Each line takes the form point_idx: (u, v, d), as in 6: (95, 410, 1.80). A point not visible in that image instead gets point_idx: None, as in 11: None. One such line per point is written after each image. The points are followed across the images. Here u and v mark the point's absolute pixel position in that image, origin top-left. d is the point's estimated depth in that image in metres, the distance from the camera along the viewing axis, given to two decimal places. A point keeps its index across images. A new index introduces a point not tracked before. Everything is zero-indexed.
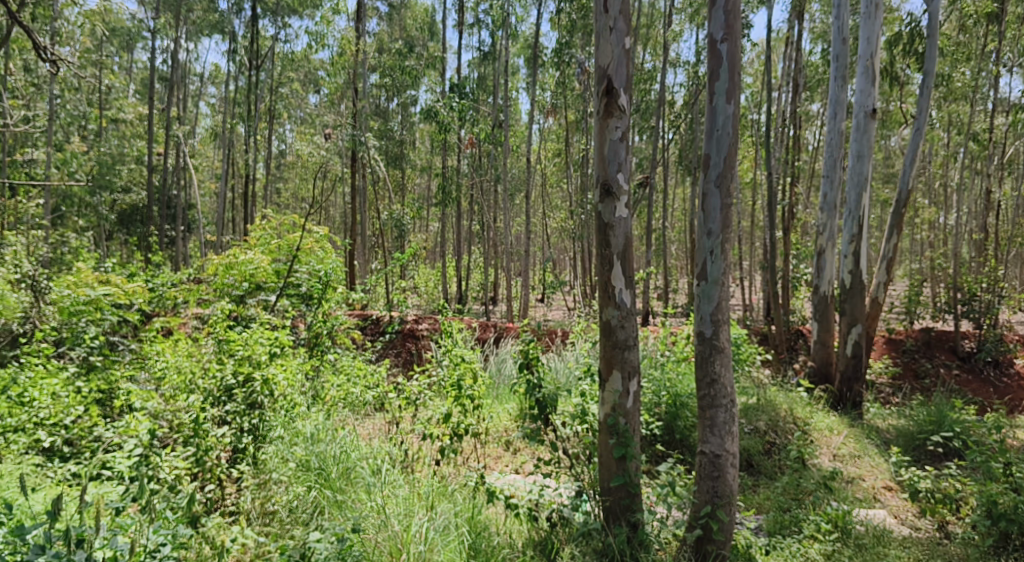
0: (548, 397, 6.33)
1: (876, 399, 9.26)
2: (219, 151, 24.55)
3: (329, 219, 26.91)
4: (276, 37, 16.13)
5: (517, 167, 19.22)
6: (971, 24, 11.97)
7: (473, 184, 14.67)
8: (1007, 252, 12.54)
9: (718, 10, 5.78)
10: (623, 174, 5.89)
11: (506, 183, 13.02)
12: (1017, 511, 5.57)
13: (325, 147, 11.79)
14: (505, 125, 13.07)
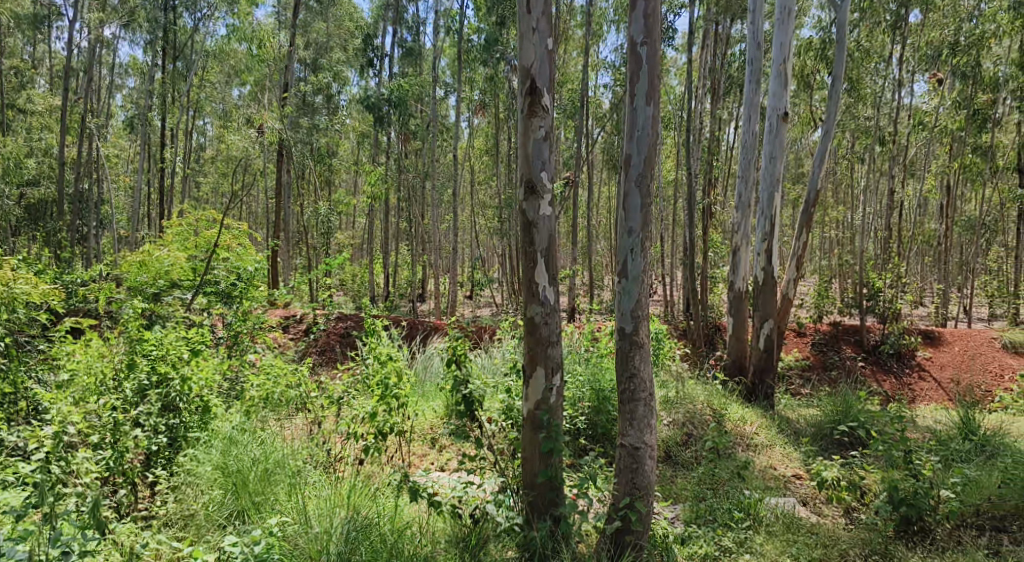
0: (476, 393, 6.47)
1: (787, 391, 9.61)
2: (134, 143, 23.48)
3: (251, 215, 26.14)
4: (196, 27, 15.54)
5: (444, 163, 19.11)
6: (880, 32, 12.50)
7: (402, 180, 14.51)
8: (907, 250, 13.20)
9: (638, 15, 5.92)
10: (546, 173, 5.97)
11: (433, 180, 12.93)
12: (916, 497, 5.81)
13: (243, 142, 11.44)
14: (434, 121, 12.97)
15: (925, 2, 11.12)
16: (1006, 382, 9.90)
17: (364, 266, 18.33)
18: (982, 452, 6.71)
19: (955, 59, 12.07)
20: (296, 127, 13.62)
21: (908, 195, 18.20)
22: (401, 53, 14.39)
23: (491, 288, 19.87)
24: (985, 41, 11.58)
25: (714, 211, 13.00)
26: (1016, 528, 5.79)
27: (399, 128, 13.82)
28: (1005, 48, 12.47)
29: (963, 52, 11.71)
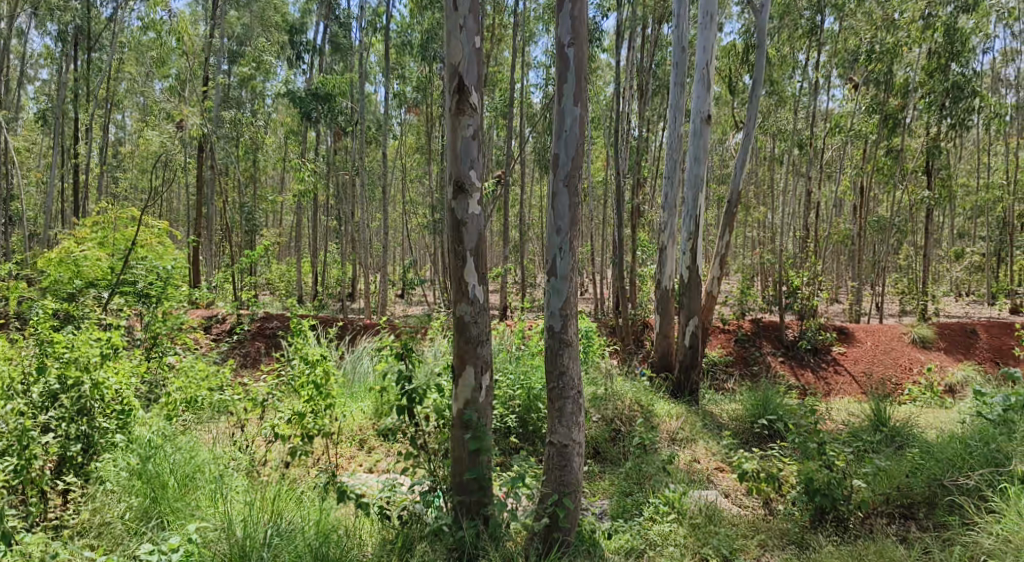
0: (418, 390, 6.16)
1: (711, 387, 9.87)
2: (43, 136, 22.33)
3: (171, 212, 25.23)
4: (113, 17, 14.90)
5: (373, 161, 18.90)
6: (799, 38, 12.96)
7: (331, 177, 14.26)
8: (823, 249, 13.73)
9: (565, 16, 5.97)
10: (475, 171, 5.97)
11: (362, 178, 12.76)
12: (829, 486, 6.04)
13: (161, 137, 11.04)
14: (364, 118, 12.80)
15: (840, 10, 11.60)
16: (914, 374, 10.51)
17: (292, 265, 17.99)
18: (892, 442, 7.03)
19: (869, 65, 12.62)
20: (219, 123, 13.26)
21: (826, 196, 18.95)
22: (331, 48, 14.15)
23: (423, 287, 19.78)
24: (897, 50, 12.15)
25: (642, 209, 13.24)
26: (922, 515, 6.08)
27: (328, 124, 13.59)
28: (915, 56, 13.12)
29: (877, 59, 12.32)
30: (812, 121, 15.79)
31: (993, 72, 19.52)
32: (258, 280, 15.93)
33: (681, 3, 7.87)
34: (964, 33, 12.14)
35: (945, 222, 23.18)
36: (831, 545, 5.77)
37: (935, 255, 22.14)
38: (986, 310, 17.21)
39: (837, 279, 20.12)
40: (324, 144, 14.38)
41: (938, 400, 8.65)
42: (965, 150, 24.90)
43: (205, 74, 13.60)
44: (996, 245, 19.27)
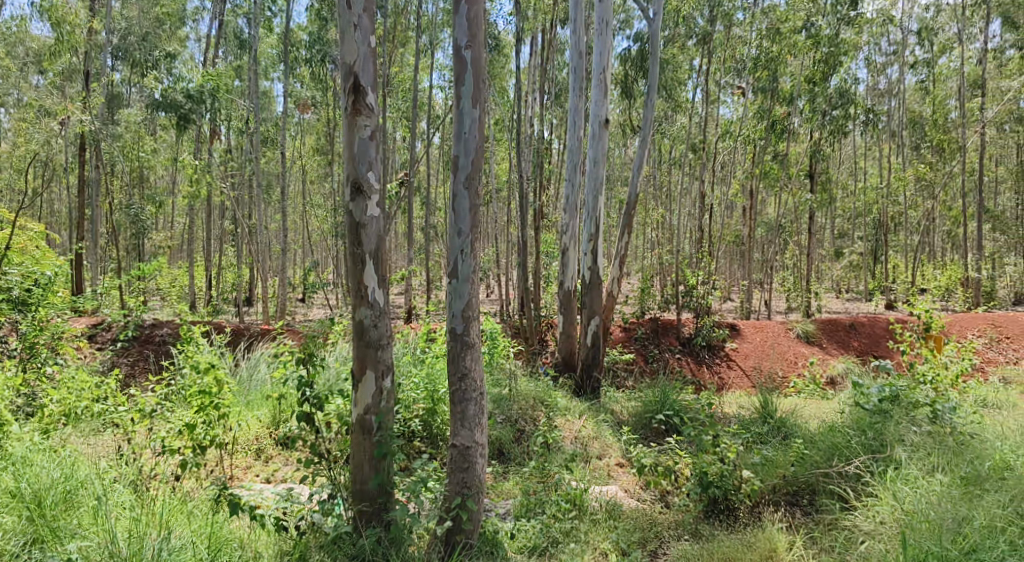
0: (317, 397, 5.87)
1: (612, 384, 10.07)
2: None
3: (51, 215, 23.68)
4: None
5: (271, 160, 18.36)
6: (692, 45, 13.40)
7: (227, 178, 13.77)
8: (716, 249, 14.26)
9: (461, 18, 5.94)
10: (373, 173, 5.87)
11: (257, 179, 12.37)
12: (721, 478, 6.25)
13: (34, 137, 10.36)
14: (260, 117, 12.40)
15: (729, 20, 12.08)
16: (798, 367, 11.11)
17: (185, 269, 17.25)
18: (778, 433, 7.35)
19: (756, 72, 13.21)
20: (103, 120, 12.56)
21: (720, 198, 19.75)
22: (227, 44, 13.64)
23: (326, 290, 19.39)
24: (780, 58, 12.76)
25: (545, 211, 13.40)
26: (806, 502, 6.39)
27: (222, 122, 13.07)
28: (797, 65, 13.85)
29: (763, 68, 12.89)
30: (705, 126, 16.37)
31: (868, 82, 20.86)
32: (148, 286, 15.17)
33: (578, 9, 7.99)
34: (843, 45, 12.89)
35: (826, 223, 24.61)
36: (723, 535, 5.99)
37: (818, 255, 23.49)
38: (864, 306, 18.36)
39: (730, 278, 20.99)
40: (219, 143, 13.88)
41: (819, 391, 9.14)
42: (843, 156, 26.56)
43: (87, 68, 12.87)
44: (872, 244, 20.60)
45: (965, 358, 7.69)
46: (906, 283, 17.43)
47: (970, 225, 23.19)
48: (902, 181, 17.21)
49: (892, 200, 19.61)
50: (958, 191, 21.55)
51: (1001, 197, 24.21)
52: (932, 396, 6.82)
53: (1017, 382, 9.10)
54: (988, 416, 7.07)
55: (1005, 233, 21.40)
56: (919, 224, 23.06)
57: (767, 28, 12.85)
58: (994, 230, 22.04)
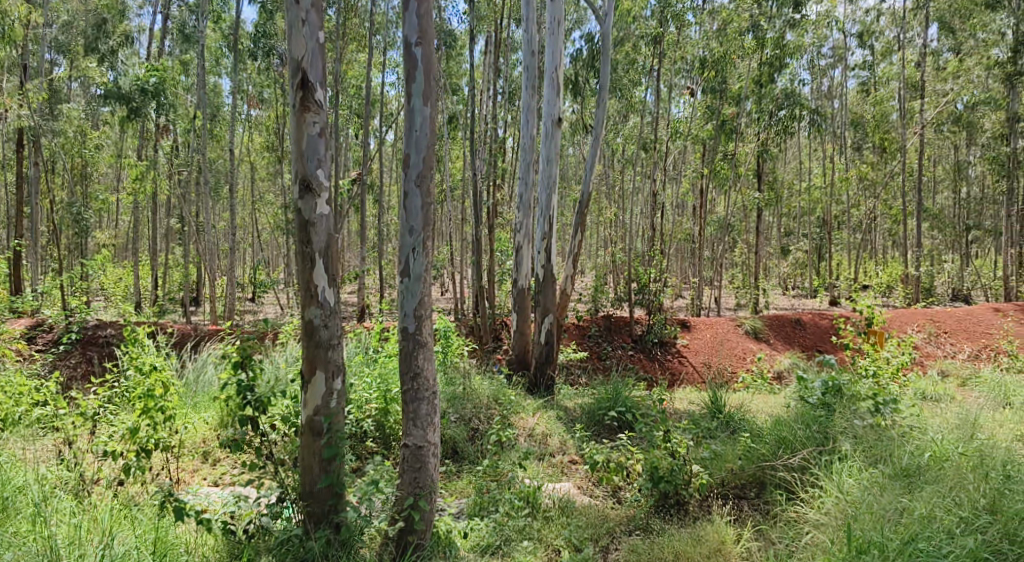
0: (261, 399, 5.76)
1: (566, 382, 10.14)
2: None
3: None
4: None
5: (219, 157, 17.98)
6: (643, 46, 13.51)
7: (175, 175, 13.45)
8: (667, 247, 14.44)
9: (411, 14, 5.90)
10: (322, 170, 5.79)
11: (206, 176, 12.10)
12: (671, 474, 6.33)
13: None
14: (209, 113, 12.13)
15: (679, 21, 12.20)
16: (747, 362, 11.32)
17: (130, 269, 16.79)
18: (726, 428, 7.47)
19: (704, 73, 13.35)
20: (43, 115, 12.13)
21: (671, 197, 20.02)
22: (174, 38, 13.30)
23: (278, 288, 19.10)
24: (728, 59, 12.94)
25: (499, 210, 13.41)
26: (753, 494, 6.51)
27: (170, 118, 12.76)
28: (744, 66, 14.12)
29: (712, 69, 13.04)
30: (656, 125, 16.55)
31: (813, 84, 21.36)
32: (91, 286, 14.73)
33: (529, 8, 7.99)
34: (789, 47, 13.17)
35: (774, 222, 25.17)
36: (672, 529, 6.07)
37: (766, 252, 24.01)
38: (811, 302, 18.81)
39: (681, 276, 21.31)
40: (166, 140, 13.54)
41: (766, 386, 9.34)
42: (789, 156, 27.18)
43: (25, 61, 12.41)
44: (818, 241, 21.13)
45: (904, 352, 7.93)
46: (849, 280, 17.93)
47: (910, 223, 24.00)
48: (845, 181, 17.70)
49: (837, 199, 20.09)
50: (899, 191, 22.27)
51: (938, 197, 25.11)
52: (873, 389, 7.02)
53: (952, 375, 9.44)
54: (926, 408, 7.30)
55: (943, 231, 22.21)
56: (863, 223, 23.71)
57: (714, 29, 13.06)
58: (932, 228, 22.85)
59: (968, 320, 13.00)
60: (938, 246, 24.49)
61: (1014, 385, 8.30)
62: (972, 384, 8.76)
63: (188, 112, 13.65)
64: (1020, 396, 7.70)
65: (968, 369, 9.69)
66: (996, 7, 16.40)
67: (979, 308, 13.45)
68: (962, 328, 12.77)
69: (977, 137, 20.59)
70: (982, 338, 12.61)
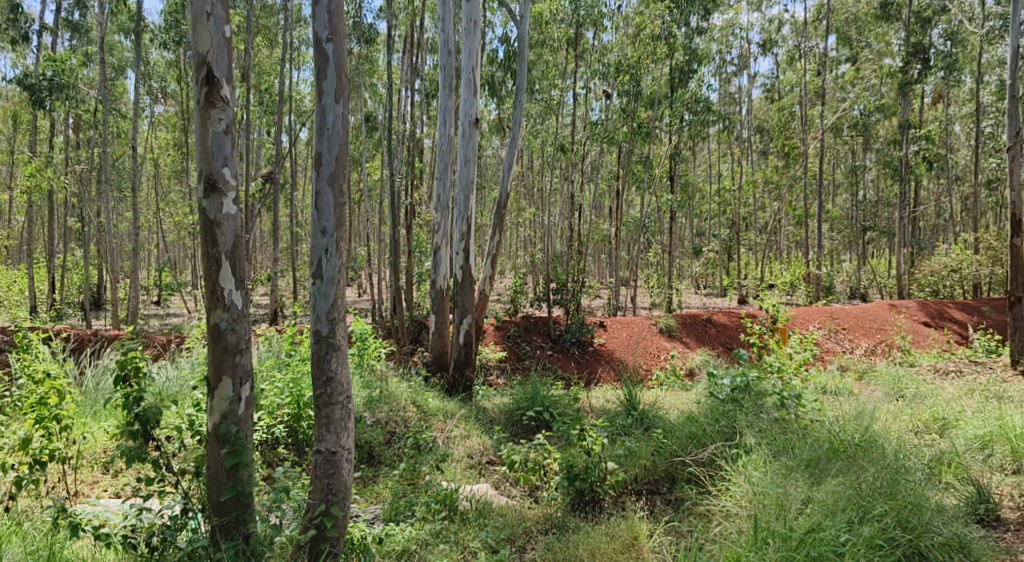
0: (151, 411, 5.48)
1: (485, 382, 10.15)
2: None
3: None
4: None
5: (122, 154, 17.17)
6: (558, 47, 13.69)
7: (73, 173, 12.75)
8: (583, 247, 14.66)
9: (322, 10, 5.76)
10: (229, 169, 5.51)
11: (105, 173, 11.51)
12: (587, 472, 6.37)
13: None
14: (110, 108, 11.55)
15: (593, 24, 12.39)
16: (661, 360, 11.60)
17: (24, 271, 15.80)
18: (641, 424, 7.61)
19: (618, 77, 13.52)
20: None
21: (587, 198, 20.38)
22: (73, 28, 12.60)
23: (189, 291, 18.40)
24: (640, 64, 13.25)
25: (417, 210, 13.30)
26: (666, 489, 6.64)
27: (67, 112, 12.07)
28: (657, 71, 14.44)
29: (625, 72, 13.29)
30: (572, 126, 16.75)
31: (721, 89, 22.07)
32: None
33: (445, 7, 7.95)
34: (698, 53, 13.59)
35: (687, 222, 25.88)
36: (588, 526, 6.10)
37: (679, 253, 24.67)
38: (721, 301, 19.50)
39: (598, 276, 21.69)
40: (62, 135, 12.80)
41: (679, 383, 9.61)
42: (699, 158, 28.05)
43: None
44: (728, 241, 21.91)
45: (805, 348, 8.28)
46: (757, 279, 18.68)
47: (811, 224, 25.26)
48: (752, 183, 18.40)
49: (745, 200, 20.82)
50: (802, 193, 23.37)
51: (838, 199, 26.47)
52: (779, 385, 7.32)
53: (850, 369, 9.93)
54: (827, 402, 7.64)
55: (842, 232, 23.44)
56: (771, 223, 24.69)
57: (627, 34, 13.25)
58: (832, 229, 24.10)
59: (865, 316, 13.71)
60: (838, 246, 25.80)
61: (904, 378, 8.78)
62: (867, 378, 9.23)
63: (87, 106, 12.95)
64: (910, 389, 8.15)
65: (863, 363, 10.21)
66: (888, 18, 17.02)
67: (876, 305, 14.20)
68: (860, 324, 13.46)
69: (872, 143, 21.79)
70: (878, 334, 13.33)
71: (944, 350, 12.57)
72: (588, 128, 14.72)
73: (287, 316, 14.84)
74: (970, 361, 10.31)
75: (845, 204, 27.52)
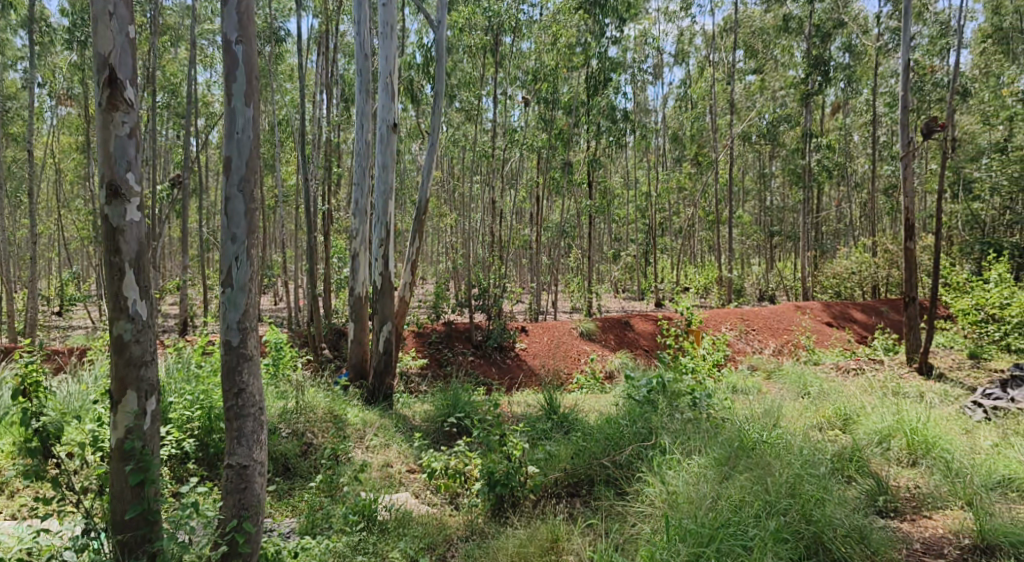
0: (52, 427, 5.19)
1: (406, 389, 10.08)
2: None
3: None
4: None
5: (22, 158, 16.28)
6: (474, 53, 13.81)
7: None
8: (501, 252, 14.77)
9: (231, 10, 5.51)
10: (133, 174, 5.15)
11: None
12: (507, 477, 6.36)
13: None
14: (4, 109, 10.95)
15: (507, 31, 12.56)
16: (581, 364, 11.77)
17: None
18: (560, 428, 7.69)
19: (535, 84, 13.74)
20: None
21: (507, 204, 20.51)
22: None
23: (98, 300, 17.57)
24: (556, 72, 13.50)
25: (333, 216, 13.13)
26: (585, 491, 6.69)
27: None
28: (575, 79, 14.75)
29: (542, 79, 13.56)
30: (490, 133, 16.88)
31: (635, 98, 22.62)
32: None
33: (360, 11, 7.93)
34: (612, 62, 13.99)
35: (605, 228, 26.35)
36: (509, 530, 6.07)
37: (598, 258, 25.10)
38: (639, 305, 19.92)
39: (519, 280, 21.87)
40: None
41: (598, 386, 9.80)
42: (616, 165, 28.63)
43: None
44: (645, 247, 22.42)
45: (716, 350, 8.58)
46: (672, 282, 19.17)
47: (724, 229, 26.13)
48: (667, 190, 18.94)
49: (661, 205, 21.35)
50: (716, 199, 24.18)
51: (748, 205, 27.52)
52: (692, 385, 7.58)
53: (759, 368, 10.29)
54: (738, 401, 7.89)
55: (753, 237, 24.36)
56: (685, 228, 25.40)
57: (544, 39, 13.46)
58: (743, 234, 25.00)
59: (773, 317, 14.25)
60: (750, 250, 26.76)
61: (808, 376, 9.17)
62: (775, 377, 9.56)
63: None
64: (814, 386, 8.52)
65: (771, 363, 10.57)
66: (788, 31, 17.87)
67: (782, 307, 14.73)
68: (768, 325, 13.96)
69: (780, 150, 22.73)
70: (784, 334, 13.83)
71: (845, 348, 13.16)
72: (507, 135, 14.87)
73: (199, 326, 14.35)
74: (868, 359, 10.84)
75: (754, 210, 28.63)
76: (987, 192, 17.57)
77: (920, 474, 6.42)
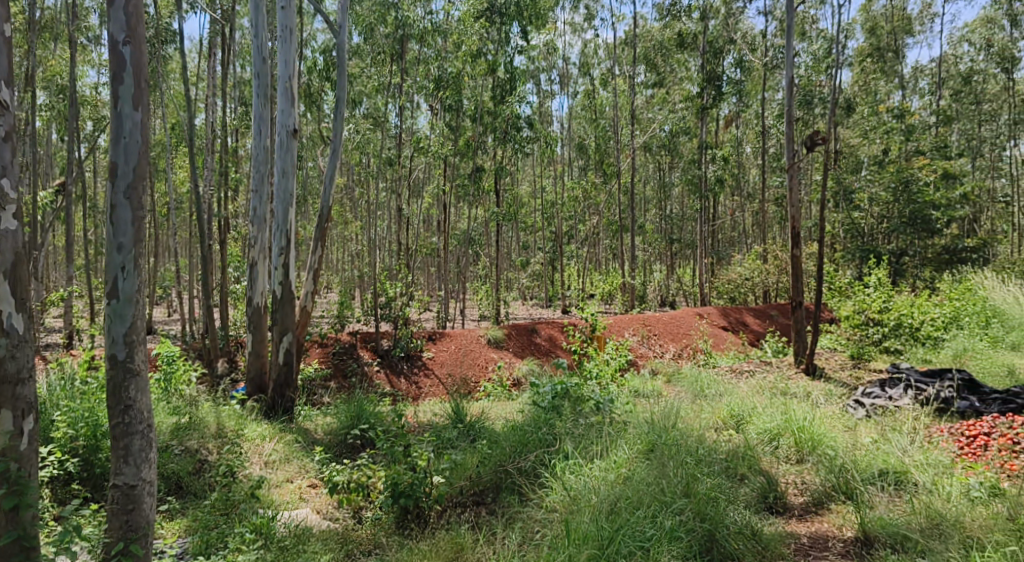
0: None
1: (308, 402, 9.89)
2: None
3: None
4: None
5: None
6: (377, 61, 13.78)
7: None
8: (406, 262, 14.74)
9: (118, 10, 5.20)
10: (7, 180, 4.68)
11: None
12: (412, 488, 6.27)
13: None
14: None
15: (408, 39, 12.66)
16: (488, 371, 11.83)
17: None
18: (467, 436, 7.70)
19: (439, 91, 13.83)
20: None
21: (414, 212, 20.43)
22: None
23: None
24: (458, 80, 13.67)
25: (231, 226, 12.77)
26: (490, 499, 6.71)
27: None
28: (479, 88, 14.96)
29: (445, 88, 13.70)
30: (395, 141, 16.83)
31: (540, 109, 22.99)
32: None
33: (257, 15, 7.80)
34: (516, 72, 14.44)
35: (514, 237, 26.60)
36: (413, 542, 5.98)
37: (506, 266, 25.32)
38: (546, 312, 20.21)
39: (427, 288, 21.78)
40: None
41: (505, 393, 9.89)
42: (523, 175, 28.89)
43: None
44: (553, 254, 22.78)
45: (613, 357, 8.88)
46: (578, 289, 19.53)
47: (630, 237, 26.83)
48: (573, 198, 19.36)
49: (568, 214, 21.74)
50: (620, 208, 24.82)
51: (652, 214, 28.36)
52: (597, 391, 7.99)
53: (660, 372, 10.59)
54: (639, 404, 8.14)
55: (657, 244, 25.13)
56: (591, 237, 25.94)
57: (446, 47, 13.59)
58: (648, 242, 25.74)
59: (672, 323, 14.73)
60: (654, 257, 27.59)
61: (704, 379, 9.53)
62: (673, 381, 9.88)
63: None
64: (709, 389, 8.86)
65: (670, 367, 10.92)
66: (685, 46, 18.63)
67: (682, 313, 15.27)
68: (668, 330, 14.42)
69: (680, 161, 23.58)
70: (684, 338, 14.32)
71: (739, 350, 13.75)
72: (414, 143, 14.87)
73: (86, 340, 13.62)
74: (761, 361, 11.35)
75: (656, 218, 29.55)
76: (867, 202, 18.77)
77: (808, 471, 6.73)
